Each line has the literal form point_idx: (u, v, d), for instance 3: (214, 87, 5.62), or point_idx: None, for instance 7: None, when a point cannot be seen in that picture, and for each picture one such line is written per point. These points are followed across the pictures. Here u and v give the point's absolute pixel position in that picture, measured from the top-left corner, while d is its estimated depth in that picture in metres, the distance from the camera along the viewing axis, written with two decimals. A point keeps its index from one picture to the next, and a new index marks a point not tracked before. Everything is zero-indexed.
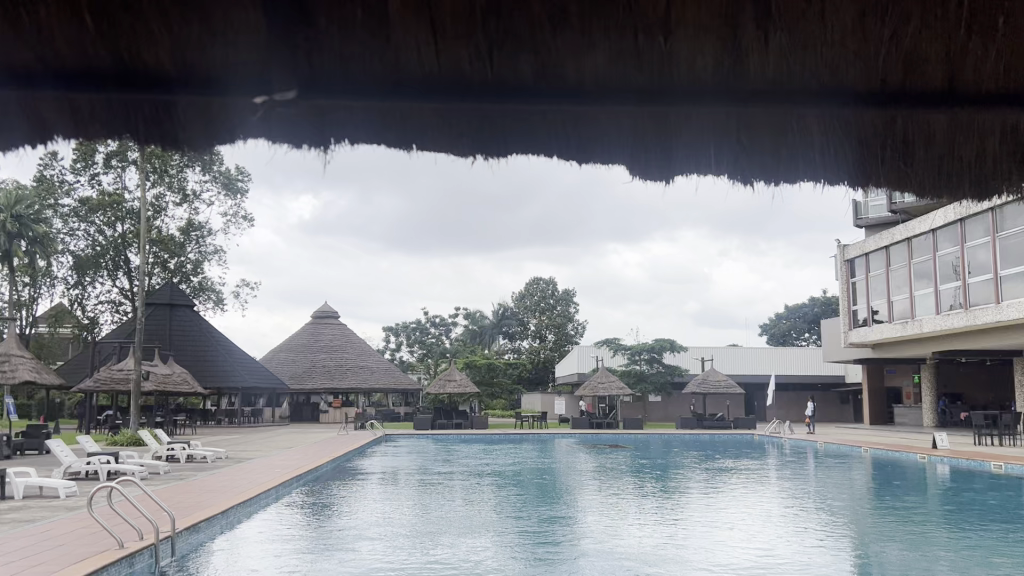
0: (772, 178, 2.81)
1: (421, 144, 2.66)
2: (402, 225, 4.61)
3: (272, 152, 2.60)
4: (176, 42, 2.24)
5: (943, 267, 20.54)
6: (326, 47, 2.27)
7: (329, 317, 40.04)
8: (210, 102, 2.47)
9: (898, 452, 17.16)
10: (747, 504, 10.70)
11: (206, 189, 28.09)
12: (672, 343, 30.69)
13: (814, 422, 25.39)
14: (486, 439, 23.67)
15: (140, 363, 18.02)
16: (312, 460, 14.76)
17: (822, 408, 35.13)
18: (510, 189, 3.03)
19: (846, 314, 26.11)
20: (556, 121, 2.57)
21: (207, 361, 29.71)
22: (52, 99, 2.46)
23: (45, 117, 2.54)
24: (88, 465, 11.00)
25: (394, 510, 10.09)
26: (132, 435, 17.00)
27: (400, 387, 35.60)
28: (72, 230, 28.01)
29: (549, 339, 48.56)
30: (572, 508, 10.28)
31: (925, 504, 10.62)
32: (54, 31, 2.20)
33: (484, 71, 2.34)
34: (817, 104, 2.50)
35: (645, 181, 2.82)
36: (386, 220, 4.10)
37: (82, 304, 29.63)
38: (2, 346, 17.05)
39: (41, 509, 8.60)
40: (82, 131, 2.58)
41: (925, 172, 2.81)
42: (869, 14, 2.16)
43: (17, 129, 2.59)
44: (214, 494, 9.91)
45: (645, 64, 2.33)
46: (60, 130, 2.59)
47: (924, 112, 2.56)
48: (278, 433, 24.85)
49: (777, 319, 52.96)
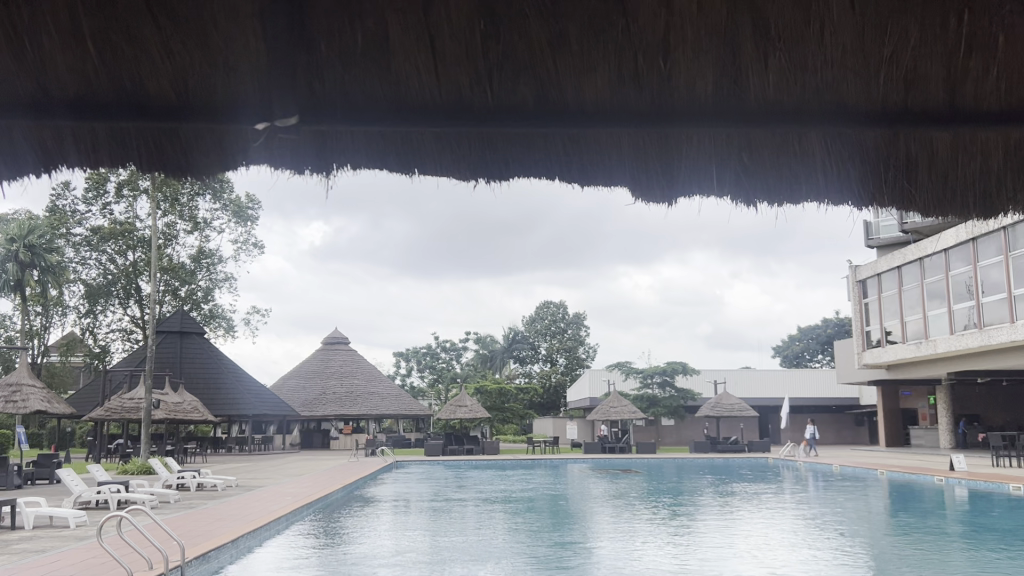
0: (777, 199, 2.68)
1: (421, 168, 2.57)
2: (417, 247, 4.42)
3: (273, 180, 2.54)
4: (178, 69, 2.25)
5: (956, 286, 20.39)
6: (329, 73, 2.29)
7: (339, 343, 40.06)
8: (216, 131, 2.43)
9: (915, 475, 16.91)
10: (763, 529, 10.57)
11: (216, 217, 28.18)
12: (684, 365, 30.45)
13: (816, 444, 24.94)
14: (498, 465, 23.46)
15: (150, 390, 18.00)
16: (322, 488, 14.60)
17: (836, 431, 34.86)
18: (517, 212, 2.94)
19: (860, 335, 25.95)
20: (557, 144, 2.51)
21: (217, 389, 29.58)
22: (56, 127, 2.43)
23: (48, 146, 2.48)
24: (99, 494, 10.91)
25: (405, 538, 9.94)
26: (142, 463, 16.94)
27: (410, 413, 35.51)
28: (84, 260, 28.19)
29: (560, 363, 49.89)
30: (585, 535, 10.13)
31: (945, 527, 10.46)
32: (59, 62, 2.23)
33: (485, 96, 2.35)
34: (823, 121, 2.44)
35: (649, 204, 2.70)
36: (396, 245, 4.05)
37: (94, 332, 29.73)
38: (13, 376, 17.02)
39: (52, 539, 8.54)
40: (84, 161, 2.52)
41: (937, 197, 2.67)
42: (859, 19, 2.20)
43: (13, 165, 2.54)
44: (224, 523, 9.81)
45: (647, 81, 2.33)
46: (63, 161, 2.52)
47: (929, 132, 2.49)
48: (288, 460, 24.77)
49: (789, 341, 52.70)
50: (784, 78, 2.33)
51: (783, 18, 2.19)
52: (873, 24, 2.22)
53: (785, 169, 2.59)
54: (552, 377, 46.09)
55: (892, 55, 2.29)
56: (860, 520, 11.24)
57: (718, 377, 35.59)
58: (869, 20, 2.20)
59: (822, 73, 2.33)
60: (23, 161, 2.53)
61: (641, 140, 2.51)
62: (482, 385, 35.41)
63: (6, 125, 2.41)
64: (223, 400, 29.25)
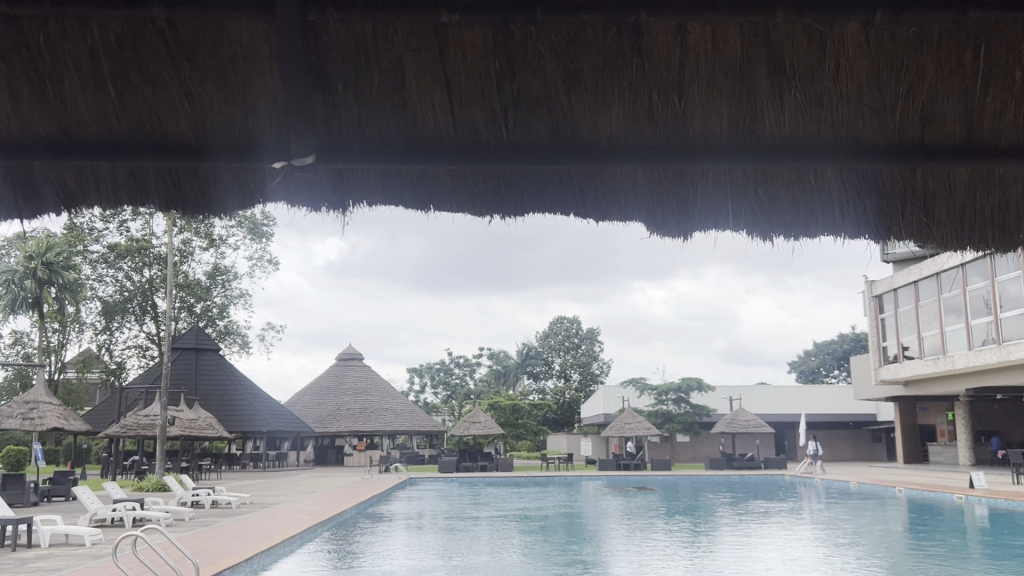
0: (793, 232, 2.63)
1: (438, 205, 2.56)
2: (432, 261, 4.37)
3: (291, 215, 2.55)
4: (198, 112, 2.31)
5: (974, 301, 20.23)
6: (347, 113, 2.34)
7: (353, 358, 40.10)
8: (238, 169, 2.44)
9: (935, 493, 16.69)
10: (780, 547, 10.46)
11: (233, 234, 28.28)
12: (699, 381, 30.28)
13: (820, 461, 24.46)
14: (513, 482, 23.35)
15: (165, 407, 17.93)
16: (336, 506, 14.54)
17: (854, 447, 34.54)
18: (531, 237, 2.91)
19: (876, 350, 25.79)
20: (571, 179, 2.50)
21: (232, 407, 29.36)
22: (59, 167, 2.42)
23: (49, 185, 2.48)
24: (114, 511, 10.94)
25: (419, 557, 9.86)
26: (157, 480, 16.93)
27: (425, 430, 35.47)
28: (101, 276, 28.70)
29: (574, 378, 50.11)
30: (601, 553, 10.05)
31: (967, 547, 10.28)
32: (78, 101, 2.28)
33: (500, 132, 2.36)
34: (837, 157, 2.41)
35: (664, 238, 2.65)
36: (411, 259, 4.03)
37: (110, 349, 30.06)
38: (30, 393, 17.10)
39: (68, 557, 8.58)
40: (88, 200, 2.51)
41: (952, 227, 2.61)
42: (867, 48, 2.22)
43: (27, 208, 2.52)
44: (239, 541, 9.80)
45: (660, 118, 2.37)
46: (66, 202, 2.51)
47: (947, 166, 2.46)
48: (302, 477, 24.77)
49: (805, 356, 52.39)
50: (800, 110, 2.34)
51: (787, 53, 2.24)
52: (889, 60, 2.25)
53: (802, 204, 2.56)
54: (566, 393, 45.82)
55: (907, 90, 2.31)
56: (878, 539, 11.10)
57: (733, 393, 35.36)
58: (874, 49, 2.22)
59: (837, 108, 2.34)
60: (43, 204, 2.51)
61: (656, 174, 2.50)
62: (496, 401, 35.25)
63: (18, 164, 2.41)
64: (238, 417, 29.12)
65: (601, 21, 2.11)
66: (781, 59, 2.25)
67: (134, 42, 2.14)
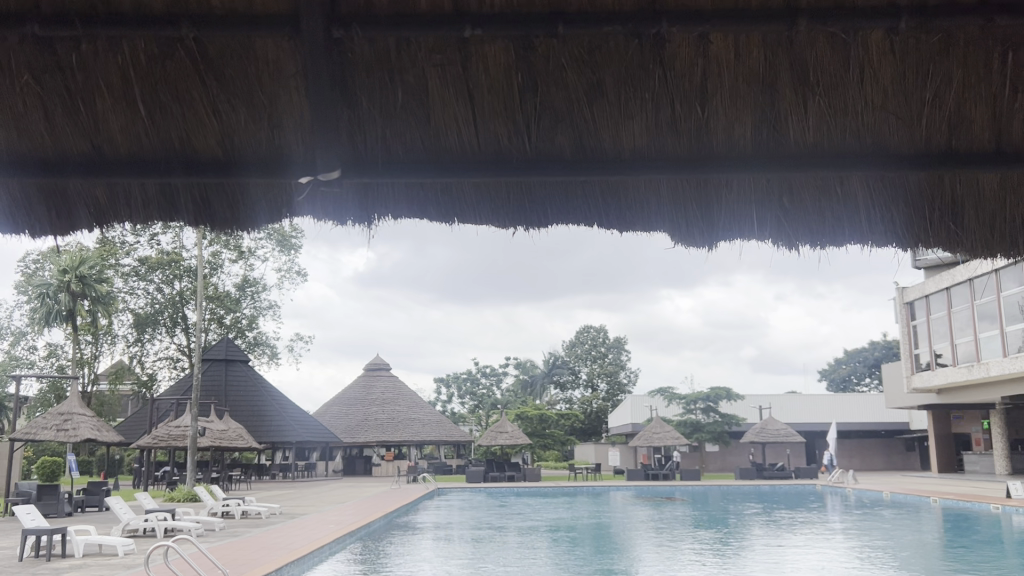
0: (819, 241, 2.59)
1: (463, 218, 2.56)
2: (457, 269, 4.40)
3: (318, 228, 2.56)
4: (226, 128, 2.35)
5: (1009, 308, 19.90)
6: (372, 126, 2.37)
7: (380, 369, 40.34)
8: (267, 186, 2.47)
9: (972, 504, 16.32)
10: (811, 559, 10.30)
11: (262, 246, 28.62)
12: (728, 391, 29.90)
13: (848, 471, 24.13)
14: (541, 492, 23.21)
15: (194, 418, 18.05)
16: (363, 516, 14.57)
17: (886, 456, 33.98)
18: (556, 246, 2.88)
19: (908, 357, 25.42)
20: (595, 189, 2.49)
21: (262, 419, 29.54)
22: (80, 183, 2.44)
23: (69, 205, 2.51)
24: (146, 522, 11.07)
25: (447, 568, 9.84)
26: (189, 491, 17.09)
27: (452, 440, 35.46)
28: (132, 289, 29.15)
29: (601, 387, 49.92)
30: (630, 564, 9.93)
31: (1003, 557, 10.08)
32: (108, 121, 2.34)
33: (523, 145, 2.38)
34: (867, 165, 2.37)
35: (689, 248, 2.64)
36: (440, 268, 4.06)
37: (142, 360, 30.49)
38: (65, 404, 17.32)
39: (99, 568, 8.61)
40: (108, 218, 2.52)
41: (981, 233, 2.56)
42: (889, 49, 2.22)
43: (56, 226, 2.53)
44: (266, 552, 9.78)
45: (684, 126, 2.36)
46: (83, 219, 2.53)
47: (974, 172, 2.41)
48: (328, 487, 24.83)
49: (836, 364, 51.79)
50: (826, 118, 2.33)
51: (809, 56, 2.24)
52: (912, 66, 2.25)
53: (827, 212, 2.52)
54: (593, 403, 45.67)
55: (934, 96, 2.29)
56: (913, 550, 10.89)
57: (763, 402, 34.98)
58: (893, 52, 2.22)
59: (865, 115, 2.33)
60: (75, 220, 2.53)
61: (681, 185, 2.50)
62: (523, 411, 35.03)
63: (36, 179, 2.43)
64: (268, 428, 29.26)
65: (624, 34, 2.13)
66: (807, 70, 2.26)
67: (165, 61, 2.20)
